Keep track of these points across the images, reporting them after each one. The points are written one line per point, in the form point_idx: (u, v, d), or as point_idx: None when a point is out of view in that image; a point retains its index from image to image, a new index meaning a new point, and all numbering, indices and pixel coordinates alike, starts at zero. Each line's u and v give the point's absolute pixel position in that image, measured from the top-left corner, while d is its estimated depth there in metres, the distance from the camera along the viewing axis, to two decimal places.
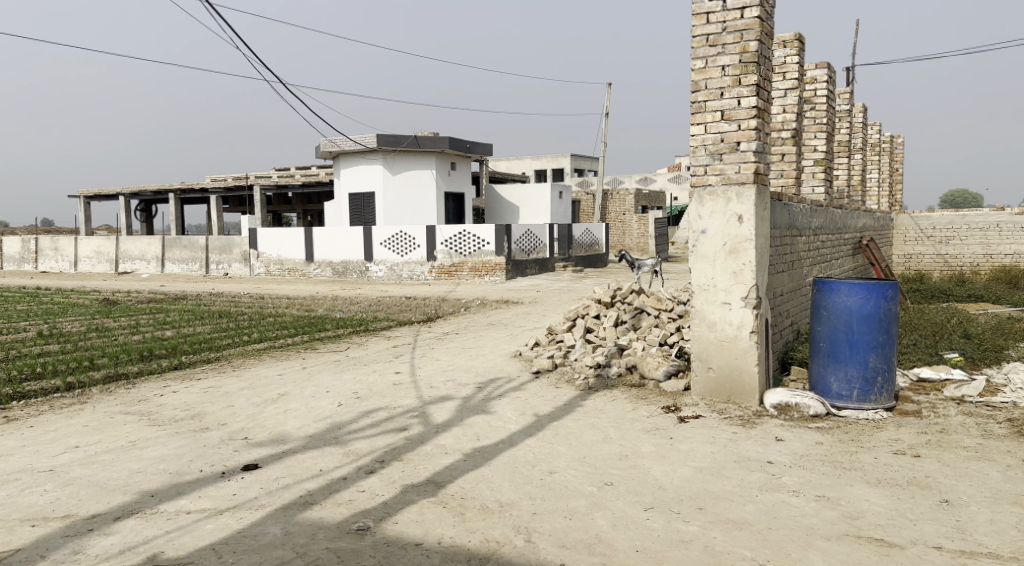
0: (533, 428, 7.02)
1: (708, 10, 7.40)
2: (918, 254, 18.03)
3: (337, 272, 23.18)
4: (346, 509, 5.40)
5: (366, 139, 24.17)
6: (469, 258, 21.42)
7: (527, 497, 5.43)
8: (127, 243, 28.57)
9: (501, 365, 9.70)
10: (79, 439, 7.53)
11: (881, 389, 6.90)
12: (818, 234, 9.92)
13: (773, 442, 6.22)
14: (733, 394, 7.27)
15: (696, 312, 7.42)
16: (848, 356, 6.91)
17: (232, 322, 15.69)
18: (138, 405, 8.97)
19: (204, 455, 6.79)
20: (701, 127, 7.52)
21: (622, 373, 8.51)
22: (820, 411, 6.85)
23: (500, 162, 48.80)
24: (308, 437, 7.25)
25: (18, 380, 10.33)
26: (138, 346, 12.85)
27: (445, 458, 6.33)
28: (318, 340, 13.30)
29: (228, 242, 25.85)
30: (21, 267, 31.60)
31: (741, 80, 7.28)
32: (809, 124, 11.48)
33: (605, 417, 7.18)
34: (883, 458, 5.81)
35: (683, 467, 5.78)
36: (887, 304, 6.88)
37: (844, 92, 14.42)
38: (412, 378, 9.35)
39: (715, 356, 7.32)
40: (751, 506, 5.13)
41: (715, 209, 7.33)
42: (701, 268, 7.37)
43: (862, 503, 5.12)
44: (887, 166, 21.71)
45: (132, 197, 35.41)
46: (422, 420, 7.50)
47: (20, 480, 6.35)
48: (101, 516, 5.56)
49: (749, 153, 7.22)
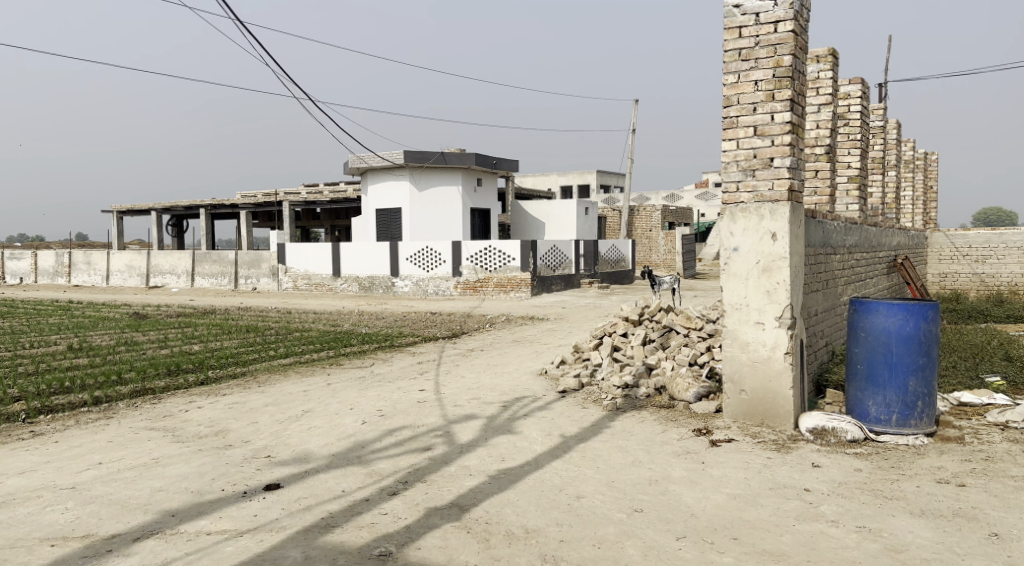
0: (560, 450, 6.86)
1: (741, 23, 7.24)
2: (954, 273, 17.56)
3: (364, 287, 23.20)
4: (368, 533, 5.27)
5: (393, 155, 24.23)
6: (494, 274, 21.29)
7: (554, 523, 5.26)
8: (158, 257, 28.88)
9: (527, 383, 9.54)
10: (102, 456, 7.49)
11: (922, 414, 6.65)
12: (853, 253, 9.67)
13: (810, 468, 6.00)
14: (768, 416, 7.04)
15: (729, 333, 7.23)
16: (887, 379, 6.68)
17: (259, 337, 15.68)
18: (164, 420, 8.94)
19: (226, 474, 6.70)
20: (733, 143, 7.35)
21: (650, 394, 8.34)
22: (858, 436, 6.63)
23: (526, 178, 48.84)
24: (331, 456, 7.14)
25: (47, 393, 10.37)
26: (165, 360, 12.88)
27: (470, 481, 6.18)
28: (344, 356, 13.21)
29: (257, 257, 25.98)
30: (55, 280, 32.02)
31: (775, 95, 7.11)
32: (843, 140, 11.25)
33: (633, 439, 7.00)
34: (926, 486, 5.56)
35: (716, 494, 5.58)
36: (928, 325, 6.65)
37: (877, 108, 14.17)
38: (437, 396, 9.21)
39: (748, 378, 7.11)
40: (789, 537, 4.92)
41: (748, 226, 7.15)
42: (733, 286, 7.19)
43: (906, 535, 4.90)
44: (921, 183, 21.29)
45: (163, 213, 35.87)
46: (446, 440, 7.37)
47: (42, 497, 6.30)
48: (120, 536, 5.48)
49: (783, 169, 7.04)
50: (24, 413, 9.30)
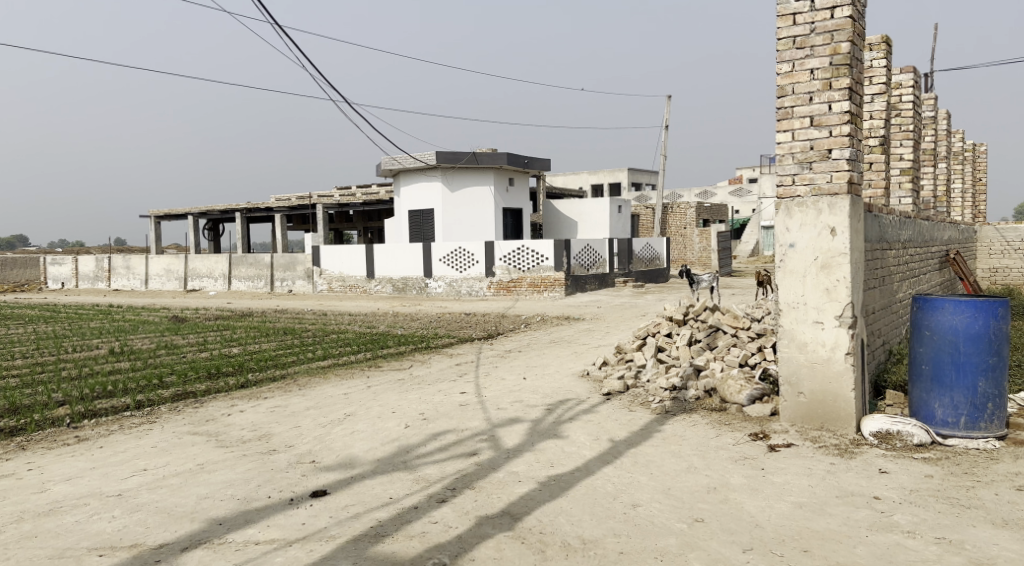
0: (610, 455, 6.65)
1: (795, 10, 6.99)
2: (1006, 268, 17.00)
3: (398, 288, 23.15)
4: (419, 543, 5.11)
5: (426, 155, 24.14)
6: (528, 274, 21.13)
7: (612, 534, 5.06)
8: (195, 261, 29.13)
9: (570, 385, 9.33)
10: (147, 461, 7.43)
11: (992, 417, 6.34)
12: (907, 248, 9.32)
13: (877, 474, 5.73)
14: (828, 420, 6.76)
15: (786, 333, 6.97)
16: (954, 380, 6.39)
17: (296, 339, 15.71)
18: (206, 424, 8.89)
19: (272, 480, 6.58)
20: (788, 134, 7.08)
21: (700, 397, 8.08)
22: (925, 439, 6.34)
23: (557, 178, 48.61)
24: (376, 461, 7.00)
25: (91, 397, 10.41)
26: (206, 363, 12.90)
27: (520, 488, 5.99)
28: (381, 358, 13.10)
29: (292, 260, 26.05)
30: (95, 285, 32.51)
31: (832, 84, 6.84)
32: (894, 132, 10.90)
33: (686, 444, 6.76)
34: (1005, 494, 5.27)
35: (780, 503, 5.34)
36: (997, 323, 6.35)
37: (927, 97, 13.73)
38: (479, 399, 9.05)
39: (806, 380, 6.84)
40: (863, 549, 4.68)
41: (804, 221, 6.88)
42: (790, 283, 6.93)
43: (991, 548, 4.63)
44: (969, 175, 20.68)
45: (200, 216, 36.24)
46: (492, 444, 7.20)
47: (88, 505, 6.23)
48: (169, 546, 5.39)
49: (842, 161, 6.78)
50: (69, 417, 9.33)
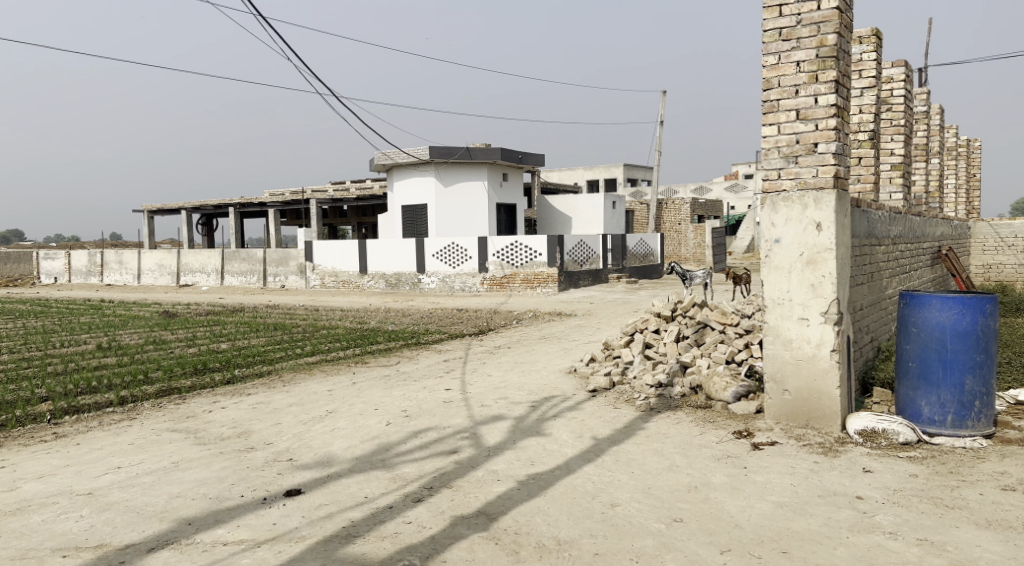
0: (592, 453, 6.53)
1: (781, 2, 6.85)
2: (999, 265, 16.91)
3: (390, 283, 22.99)
4: (390, 544, 4.99)
5: (418, 150, 24.02)
6: (521, 270, 21.00)
7: (588, 535, 4.94)
8: (187, 256, 28.93)
9: (556, 382, 9.21)
10: (122, 459, 7.29)
11: (979, 415, 6.24)
12: (896, 243, 9.21)
13: (861, 474, 5.62)
14: (813, 418, 6.65)
15: (771, 329, 6.86)
16: (941, 378, 6.28)
17: (286, 334, 15.55)
18: (187, 421, 8.76)
19: (247, 479, 6.45)
20: (774, 128, 6.95)
21: (686, 394, 7.96)
22: (911, 438, 6.23)
23: (552, 173, 48.47)
24: (354, 459, 6.87)
25: (74, 393, 10.25)
26: (193, 359, 12.73)
27: (498, 486, 5.87)
28: (370, 354, 12.95)
29: (285, 255, 25.88)
30: (88, 280, 32.29)
31: (819, 76, 6.72)
32: (886, 126, 10.80)
33: (669, 442, 6.65)
34: (990, 495, 5.16)
35: (761, 502, 5.23)
36: (985, 320, 6.24)
37: (921, 92, 13.63)
38: (464, 396, 8.92)
39: (792, 377, 6.73)
40: (843, 551, 4.57)
41: (790, 216, 6.76)
42: (775, 279, 6.81)
43: (974, 550, 4.52)
44: (963, 171, 20.56)
45: (193, 211, 36.05)
46: (473, 442, 7.08)
47: (57, 504, 6.09)
48: (134, 546, 5.26)
49: (828, 155, 6.65)
50: (50, 413, 9.18)
